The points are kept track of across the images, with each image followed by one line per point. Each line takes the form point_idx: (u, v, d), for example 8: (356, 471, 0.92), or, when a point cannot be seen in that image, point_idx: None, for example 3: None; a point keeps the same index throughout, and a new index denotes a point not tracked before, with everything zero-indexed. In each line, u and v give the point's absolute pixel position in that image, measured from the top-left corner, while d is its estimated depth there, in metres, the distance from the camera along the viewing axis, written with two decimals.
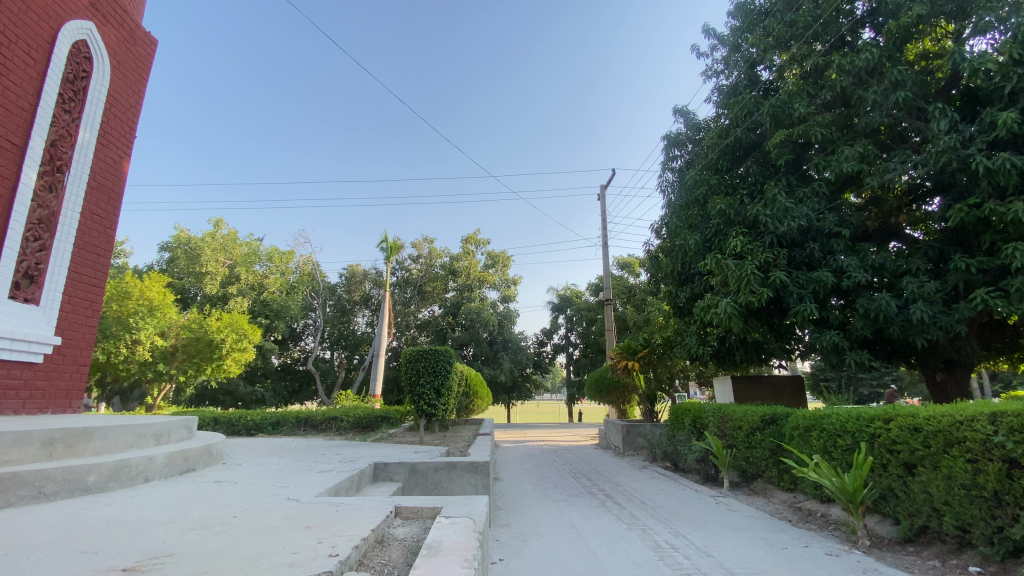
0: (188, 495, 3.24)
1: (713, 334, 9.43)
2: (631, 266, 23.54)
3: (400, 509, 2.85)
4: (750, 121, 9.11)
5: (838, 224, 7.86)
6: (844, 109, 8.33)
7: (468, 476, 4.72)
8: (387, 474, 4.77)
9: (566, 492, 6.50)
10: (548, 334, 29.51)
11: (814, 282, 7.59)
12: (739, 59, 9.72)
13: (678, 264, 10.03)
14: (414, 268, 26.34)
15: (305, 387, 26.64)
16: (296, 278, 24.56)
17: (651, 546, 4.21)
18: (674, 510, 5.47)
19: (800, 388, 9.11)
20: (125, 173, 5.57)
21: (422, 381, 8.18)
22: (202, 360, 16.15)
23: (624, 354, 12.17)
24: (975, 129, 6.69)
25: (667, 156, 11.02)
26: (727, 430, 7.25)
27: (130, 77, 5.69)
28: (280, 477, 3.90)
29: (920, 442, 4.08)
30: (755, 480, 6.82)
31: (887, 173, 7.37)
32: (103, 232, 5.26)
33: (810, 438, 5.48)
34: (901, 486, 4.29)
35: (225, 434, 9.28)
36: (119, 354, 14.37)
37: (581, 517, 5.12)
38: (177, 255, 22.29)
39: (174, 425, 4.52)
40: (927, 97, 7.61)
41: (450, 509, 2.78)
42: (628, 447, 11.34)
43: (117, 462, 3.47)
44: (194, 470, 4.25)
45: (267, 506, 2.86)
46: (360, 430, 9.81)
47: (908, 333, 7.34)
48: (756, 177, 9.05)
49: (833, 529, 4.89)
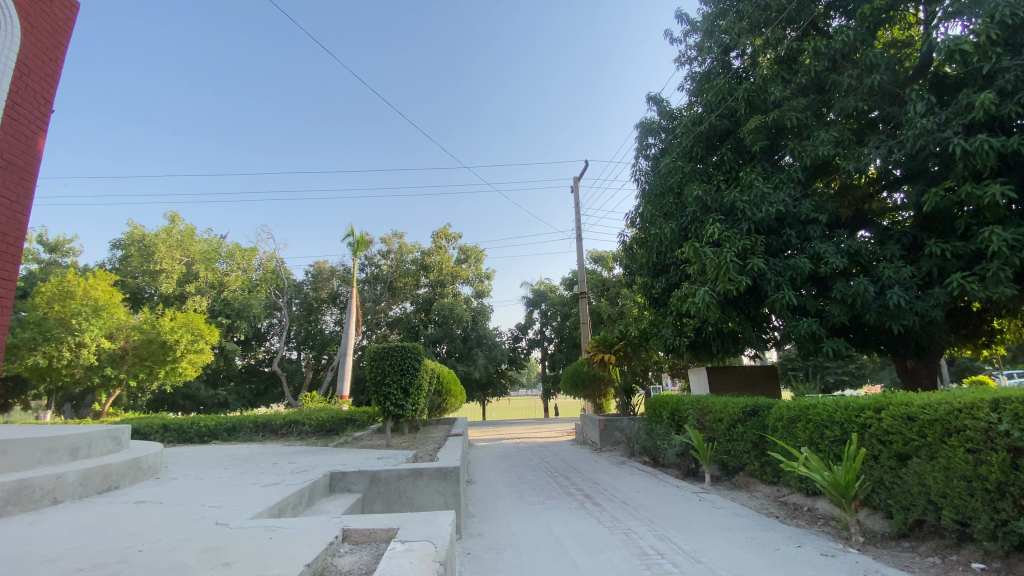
0: (95, 521, 2.72)
1: (690, 324, 9.23)
2: (605, 260, 23.36)
3: (348, 533, 2.41)
4: (724, 106, 8.91)
5: (815, 210, 7.69)
6: (817, 94, 8.18)
7: (436, 484, 4.29)
8: (344, 484, 4.29)
9: (543, 493, 6.15)
10: (523, 330, 29.21)
11: (791, 269, 7.43)
12: (713, 46, 9.45)
13: (653, 254, 9.79)
14: (384, 265, 25.65)
15: (271, 389, 25.63)
16: (259, 277, 23.31)
17: (636, 553, 3.88)
18: (657, 510, 5.18)
19: (774, 377, 9.00)
20: (42, 152, 4.77)
21: (389, 381, 7.68)
22: (155, 363, 15.04)
23: (600, 347, 11.87)
24: (950, 112, 6.58)
25: (640, 145, 10.77)
26: (707, 423, 7.01)
27: (47, 44, 4.91)
28: (215, 493, 3.41)
29: (915, 432, 3.87)
30: (737, 474, 6.60)
31: (862, 158, 7.27)
32: (14, 217, 4.45)
33: (795, 429, 5.25)
34: (893, 478, 4.09)
35: (175, 442, 8.62)
36: (61, 359, 13.36)
37: (561, 522, 4.77)
38: (129, 253, 20.84)
39: (97, 436, 3.95)
40: (899, 83, 7.54)
41: (408, 532, 2.36)
42: (605, 442, 11.05)
43: (18, 481, 2.93)
44: (117, 488, 3.70)
45: (188, 534, 2.39)
46: (324, 433, 9.23)
47: (884, 320, 7.27)
48: (731, 165, 8.82)
49: (823, 524, 4.67)
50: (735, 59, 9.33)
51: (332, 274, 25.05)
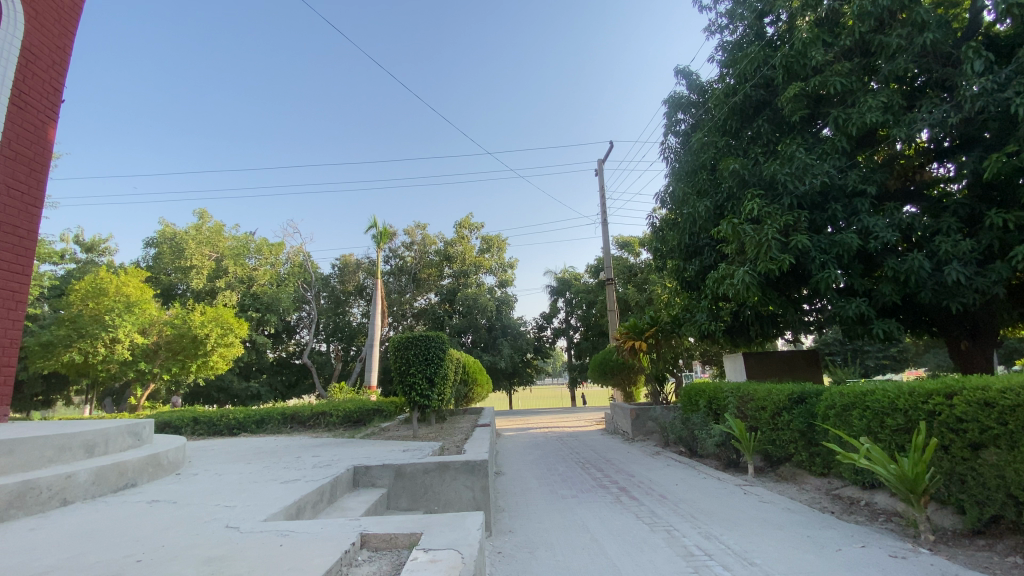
0: (100, 525, 2.57)
1: (726, 308, 8.76)
2: (631, 245, 22.74)
3: (366, 538, 2.17)
4: (760, 75, 8.31)
5: (862, 181, 7.12)
6: (862, 58, 7.52)
7: (464, 478, 4.05)
8: (369, 479, 4.09)
9: (576, 487, 5.88)
10: (548, 319, 28.87)
11: (838, 246, 6.87)
12: (745, 12, 8.70)
13: (685, 235, 9.32)
14: (409, 256, 25.67)
15: (302, 381, 26.05)
16: (287, 270, 23.80)
17: (681, 553, 3.57)
18: (699, 504, 4.85)
19: (815, 362, 8.49)
20: (51, 143, 4.62)
21: (414, 371, 7.49)
22: (187, 357, 15.22)
23: (631, 334, 11.43)
24: (1011, 69, 6.00)
25: (669, 121, 10.26)
26: (749, 411, 6.62)
27: (53, 30, 4.70)
28: (232, 491, 3.23)
29: (993, 419, 3.44)
30: (782, 465, 6.21)
31: (914, 124, 6.65)
32: (26, 210, 4.34)
33: (850, 418, 4.83)
34: (968, 470, 3.66)
35: (206, 435, 8.66)
36: (97, 354, 13.71)
37: (596, 518, 4.49)
38: (162, 250, 21.33)
39: (115, 432, 3.84)
40: (952, 43, 6.90)
41: (431, 537, 2.11)
42: (638, 432, 10.69)
43: (23, 483, 2.81)
44: (133, 485, 3.57)
45: (193, 541, 2.20)
46: (351, 425, 9.15)
47: (939, 298, 6.72)
48: (768, 138, 8.27)
49: (885, 521, 4.27)
50: (769, 26, 8.68)
51: (358, 267, 25.23)
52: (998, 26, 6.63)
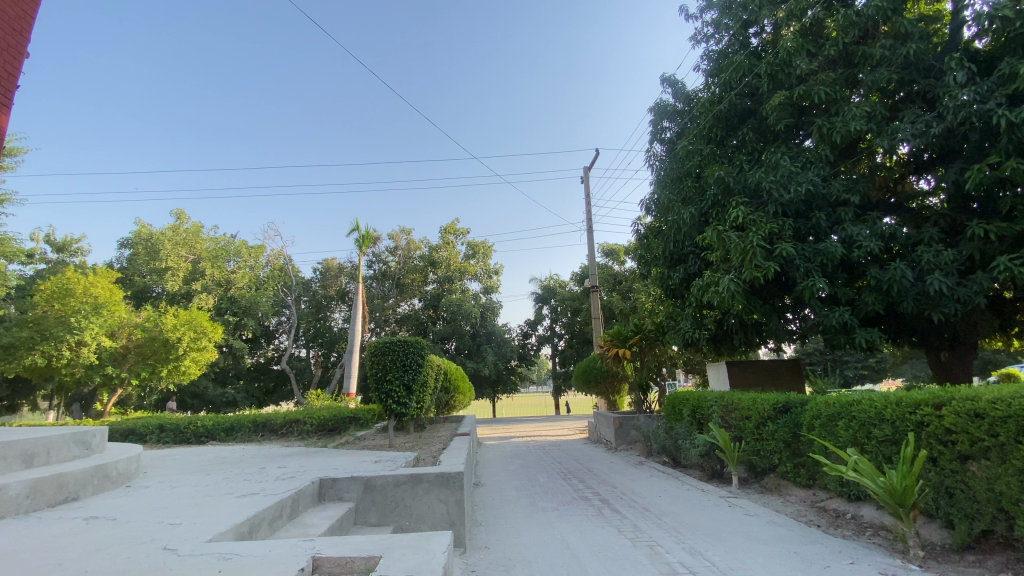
0: (24, 545, 2.31)
1: (710, 316, 8.68)
2: (617, 253, 22.70)
3: (318, 562, 1.96)
4: (744, 83, 8.27)
5: (846, 190, 7.09)
6: (846, 68, 7.52)
7: (437, 491, 3.83)
8: (335, 492, 3.86)
9: (557, 499, 5.68)
10: (532, 326, 28.69)
11: (821, 255, 6.81)
12: (730, 21, 8.68)
13: (670, 242, 9.24)
14: (392, 261, 25.49)
15: (281, 387, 25.45)
16: (267, 274, 23.29)
17: (664, 571, 3.39)
18: (682, 518, 4.69)
19: (798, 371, 8.43)
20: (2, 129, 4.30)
21: (391, 377, 7.23)
22: (157, 361, 14.56)
23: (614, 342, 11.30)
24: (992, 82, 6.01)
25: (655, 128, 10.22)
26: (733, 421, 6.49)
27: (7, 10, 4.37)
28: (181, 506, 2.97)
29: (984, 431, 3.34)
30: (767, 476, 6.09)
31: (897, 133, 6.64)
32: None
33: (836, 428, 4.71)
34: (956, 482, 3.57)
35: (172, 444, 8.29)
36: (61, 358, 13.23)
37: (576, 533, 4.30)
38: (137, 251, 20.69)
39: (58, 441, 3.55)
40: (934, 56, 6.94)
41: (390, 562, 1.90)
42: (621, 442, 10.53)
43: None
44: (75, 499, 3.29)
45: (124, 565, 1.96)
46: (326, 433, 8.84)
47: (921, 308, 6.71)
48: (752, 147, 8.23)
49: (872, 535, 4.16)
50: (754, 36, 8.68)
51: (340, 271, 24.98)
52: (978, 41, 6.67)
